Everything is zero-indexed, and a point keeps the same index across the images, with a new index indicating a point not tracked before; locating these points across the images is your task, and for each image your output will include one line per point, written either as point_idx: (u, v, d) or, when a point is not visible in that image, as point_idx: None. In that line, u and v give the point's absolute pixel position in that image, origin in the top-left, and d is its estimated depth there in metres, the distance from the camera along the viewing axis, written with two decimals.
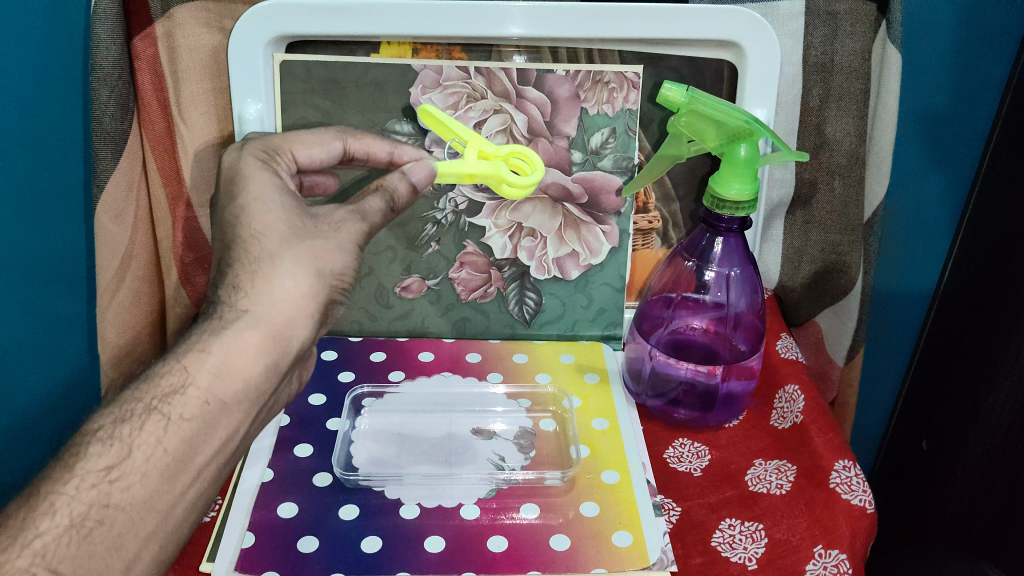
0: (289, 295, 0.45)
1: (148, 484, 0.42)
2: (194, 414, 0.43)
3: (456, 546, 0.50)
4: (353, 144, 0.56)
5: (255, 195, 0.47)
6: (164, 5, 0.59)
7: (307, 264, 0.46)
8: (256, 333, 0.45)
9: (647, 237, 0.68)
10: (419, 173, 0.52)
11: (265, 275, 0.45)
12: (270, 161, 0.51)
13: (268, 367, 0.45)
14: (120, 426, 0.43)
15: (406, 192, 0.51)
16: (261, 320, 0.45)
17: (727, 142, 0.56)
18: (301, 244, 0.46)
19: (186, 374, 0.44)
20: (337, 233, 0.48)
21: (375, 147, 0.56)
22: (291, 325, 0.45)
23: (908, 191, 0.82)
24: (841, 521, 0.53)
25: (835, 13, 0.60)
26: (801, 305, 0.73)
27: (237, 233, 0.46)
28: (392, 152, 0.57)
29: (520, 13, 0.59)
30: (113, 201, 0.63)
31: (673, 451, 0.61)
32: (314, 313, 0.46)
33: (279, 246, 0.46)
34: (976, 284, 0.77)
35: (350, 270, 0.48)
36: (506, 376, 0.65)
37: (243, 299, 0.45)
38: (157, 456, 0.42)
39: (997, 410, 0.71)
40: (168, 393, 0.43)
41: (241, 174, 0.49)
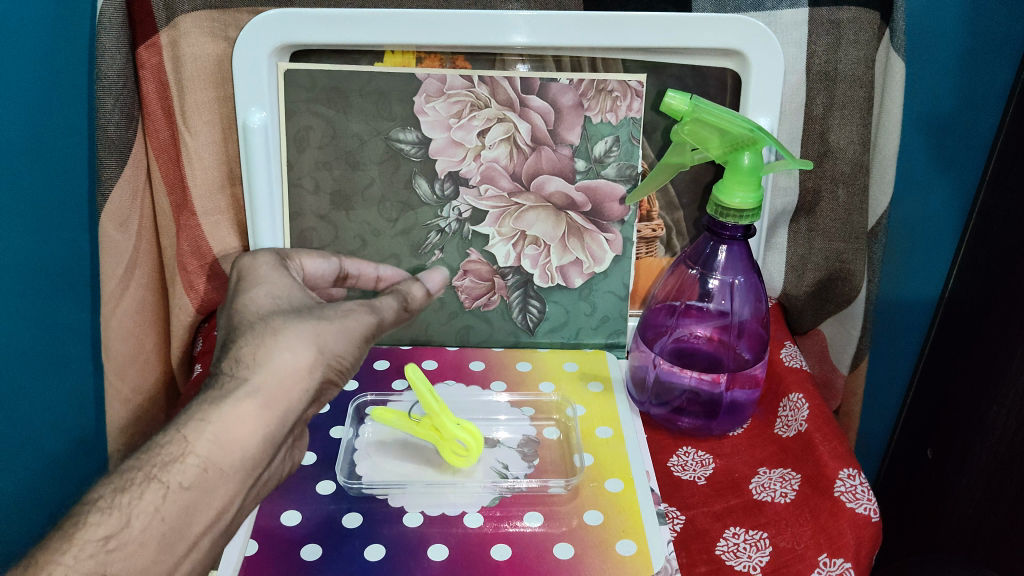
0: (288, 368, 0.45)
1: (146, 554, 0.40)
2: (193, 483, 0.41)
3: (460, 555, 0.50)
4: (347, 265, 0.58)
5: (264, 285, 0.49)
6: (169, 15, 0.59)
7: (308, 340, 0.46)
8: (254, 402, 0.44)
9: (651, 246, 0.69)
10: (433, 280, 0.58)
11: (267, 347, 0.45)
12: (283, 259, 0.52)
13: (266, 438, 0.44)
14: (120, 495, 0.40)
15: (421, 296, 0.55)
16: (260, 390, 0.44)
17: (730, 151, 0.56)
18: (302, 322, 0.46)
19: (186, 442, 0.42)
20: (345, 318, 0.47)
21: (366, 270, 0.59)
22: (288, 394, 0.45)
23: (913, 198, 0.82)
24: (846, 529, 0.53)
25: (839, 22, 0.60)
26: (805, 313, 0.72)
27: (240, 316, 0.47)
28: (379, 275, 0.60)
29: (523, 22, 0.59)
30: (118, 209, 0.64)
31: (677, 460, 0.61)
32: (310, 388, 0.45)
33: (282, 324, 0.46)
34: (980, 292, 0.77)
35: (350, 354, 0.47)
36: (510, 384, 0.65)
37: (243, 369, 0.44)
38: (154, 525, 0.40)
39: (1003, 418, 0.71)
40: (167, 462, 0.41)
41: (245, 266, 0.51)
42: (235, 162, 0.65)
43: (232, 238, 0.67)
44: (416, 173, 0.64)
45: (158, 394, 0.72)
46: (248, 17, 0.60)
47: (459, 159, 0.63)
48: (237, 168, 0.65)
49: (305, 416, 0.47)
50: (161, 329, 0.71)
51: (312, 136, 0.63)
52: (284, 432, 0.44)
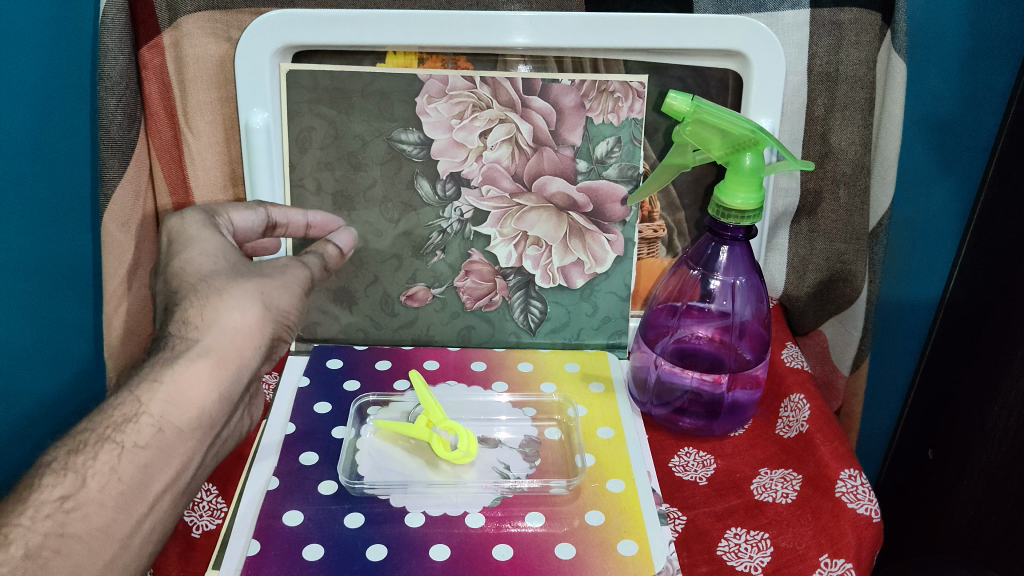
0: (237, 325, 0.50)
1: (104, 512, 0.44)
2: (148, 442, 0.46)
3: (462, 555, 0.50)
4: (275, 213, 0.62)
5: (204, 248, 0.53)
6: (172, 16, 0.59)
7: (253, 297, 0.51)
8: (206, 362, 0.48)
9: (652, 246, 0.69)
10: (344, 238, 0.64)
11: (215, 306, 0.50)
12: (211, 219, 0.57)
13: (220, 396, 0.49)
14: (74, 457, 0.45)
15: (335, 254, 0.64)
16: (211, 350, 0.49)
17: (732, 151, 0.56)
18: (244, 281, 0.52)
19: (139, 403, 0.46)
20: (281, 277, 0.54)
21: (295, 216, 0.63)
22: (241, 349, 0.50)
23: (915, 199, 0.82)
24: (848, 529, 0.53)
25: (840, 23, 0.60)
26: (806, 313, 0.72)
27: (184, 280, 0.51)
28: (308, 220, 0.64)
29: (525, 23, 0.59)
30: (120, 210, 0.63)
31: (678, 460, 0.61)
32: (259, 344, 0.51)
33: (226, 283, 0.51)
34: (981, 293, 0.77)
35: (289, 310, 0.54)
36: (511, 384, 0.65)
37: (193, 331, 0.49)
38: (112, 484, 0.45)
39: (1003, 419, 0.71)
40: (121, 423, 0.46)
41: (184, 233, 0.55)
42: (237, 163, 0.65)
43: None
44: (418, 174, 0.64)
45: None
46: (250, 18, 0.60)
47: (461, 159, 0.63)
48: (239, 168, 0.65)
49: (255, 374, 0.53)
50: None
51: (314, 136, 0.63)
52: (236, 389, 0.50)
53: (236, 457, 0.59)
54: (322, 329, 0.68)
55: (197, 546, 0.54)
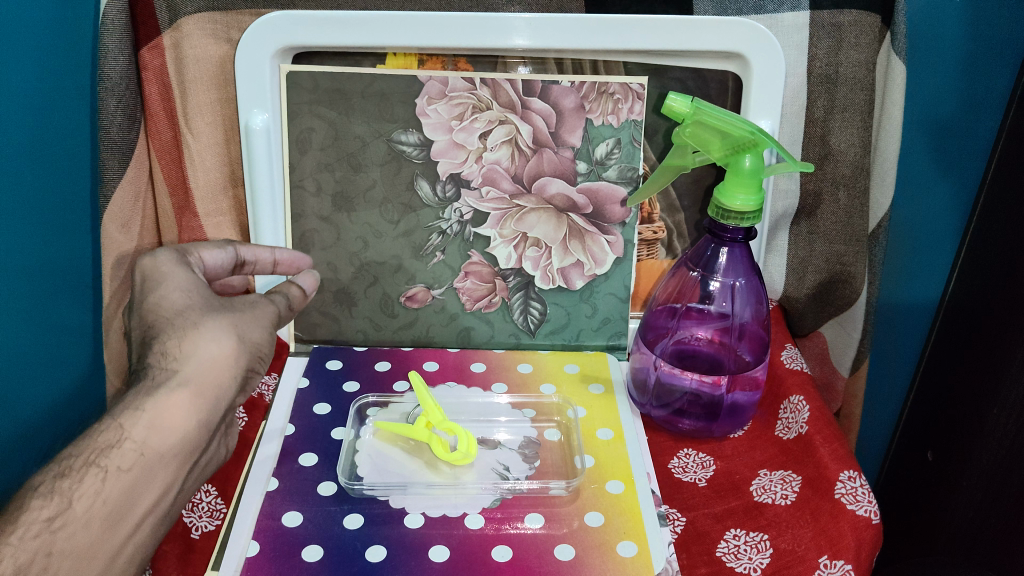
0: (214, 356, 0.49)
1: (89, 533, 0.44)
2: (131, 466, 0.45)
3: (461, 556, 0.50)
4: (244, 251, 0.58)
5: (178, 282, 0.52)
6: (172, 17, 0.59)
7: (228, 330, 0.50)
8: (185, 393, 0.47)
9: (652, 248, 0.69)
10: (307, 280, 0.61)
11: (193, 338, 0.49)
12: (183, 257, 0.54)
13: (201, 422, 0.48)
14: (60, 481, 0.44)
15: (299, 295, 0.60)
16: (190, 380, 0.48)
17: (731, 153, 0.56)
18: (219, 316, 0.51)
19: (121, 430, 0.45)
20: (253, 310, 0.53)
21: (262, 254, 0.59)
22: (220, 380, 0.49)
23: (915, 201, 0.82)
24: (847, 531, 0.53)
25: (840, 25, 0.60)
26: (806, 314, 0.72)
27: (158, 315, 0.50)
28: (275, 258, 0.60)
29: (524, 25, 0.59)
30: (119, 211, 0.64)
31: (678, 461, 0.61)
32: (235, 376, 0.50)
33: (201, 317, 0.50)
34: (980, 296, 0.77)
35: (264, 343, 0.53)
36: (511, 386, 0.65)
37: (172, 361, 0.48)
38: (97, 506, 0.45)
39: (1003, 421, 0.71)
40: (104, 448, 0.45)
41: (156, 269, 0.52)
42: (237, 164, 0.65)
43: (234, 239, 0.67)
44: (418, 175, 0.64)
45: None
46: (250, 19, 0.60)
47: (461, 161, 0.63)
48: (239, 169, 0.65)
49: (231, 405, 0.52)
50: None
51: (314, 137, 0.63)
52: (215, 418, 0.49)
53: (235, 457, 0.59)
54: (321, 330, 0.68)
55: (197, 548, 0.53)
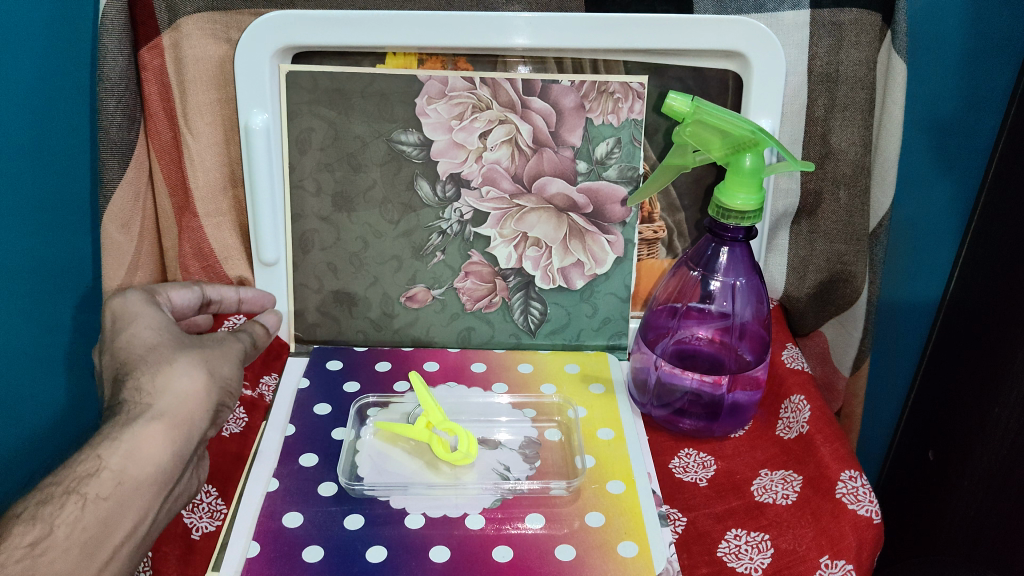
0: (187, 388, 0.51)
1: (68, 559, 0.44)
2: (110, 494, 0.46)
3: (462, 556, 0.50)
4: (209, 291, 0.64)
5: (148, 323, 0.55)
6: (171, 17, 0.59)
7: (199, 365, 0.52)
8: (161, 424, 0.49)
9: (653, 247, 0.69)
10: (270, 319, 0.63)
11: (165, 373, 0.51)
12: (153, 295, 0.59)
13: (176, 452, 0.49)
14: (41, 508, 0.45)
15: (263, 333, 0.61)
16: (164, 412, 0.49)
17: (732, 152, 0.56)
18: (189, 352, 0.53)
19: (99, 460, 0.46)
20: (222, 346, 0.55)
21: (228, 293, 0.65)
22: (193, 415, 0.50)
23: (916, 199, 0.82)
24: (848, 531, 0.53)
25: (840, 24, 0.60)
26: (807, 314, 0.72)
27: (130, 352, 0.53)
28: (239, 296, 0.65)
29: (524, 24, 0.59)
30: (119, 210, 0.64)
31: (679, 461, 0.61)
32: (208, 411, 0.52)
33: (172, 353, 0.53)
34: (981, 294, 0.77)
35: (234, 377, 0.55)
36: (511, 386, 0.64)
37: (146, 396, 0.50)
38: (77, 532, 0.45)
39: (1004, 420, 0.71)
40: (83, 477, 0.46)
41: (127, 308, 0.56)
42: (237, 163, 0.65)
43: (234, 239, 0.67)
44: (417, 175, 0.64)
45: None
46: (250, 19, 0.60)
47: (461, 160, 0.63)
48: (239, 169, 0.65)
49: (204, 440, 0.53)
50: None
51: (314, 137, 0.63)
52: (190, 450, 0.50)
53: (236, 458, 0.59)
54: (321, 330, 0.68)
55: (197, 549, 0.53)
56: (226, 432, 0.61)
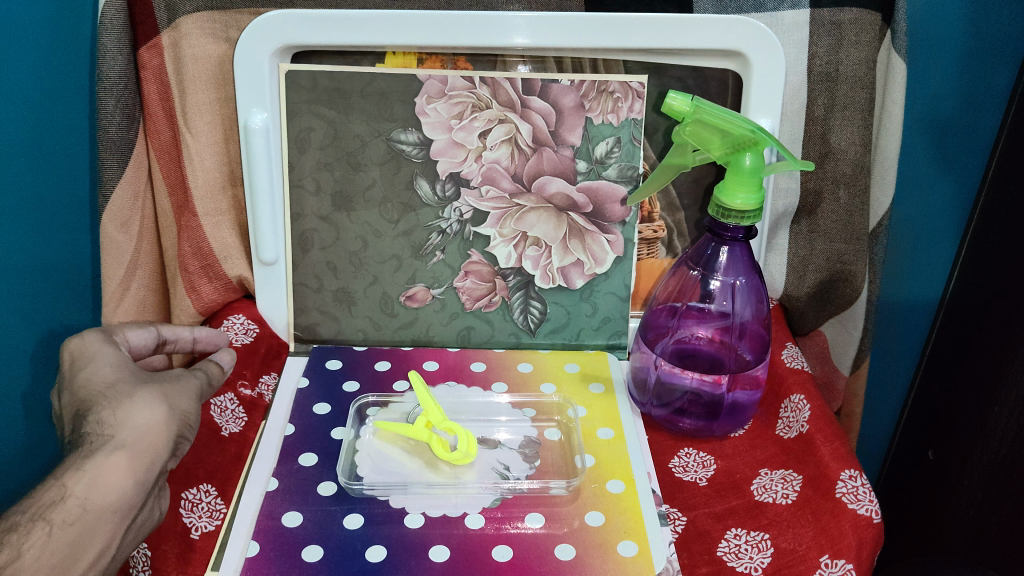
0: (149, 418, 0.49)
1: None
2: (75, 521, 0.45)
3: (461, 556, 0.50)
4: (165, 331, 0.59)
5: (107, 359, 0.53)
6: (170, 16, 0.59)
7: (158, 399, 0.51)
8: (123, 454, 0.47)
9: (652, 247, 0.69)
10: (225, 357, 0.60)
11: (127, 406, 0.49)
12: (110, 336, 0.56)
13: (140, 481, 0.47)
14: (7, 535, 0.43)
15: (219, 371, 0.59)
16: (127, 443, 0.48)
17: (732, 152, 0.56)
18: (147, 387, 0.52)
19: (64, 488, 0.45)
20: (181, 381, 0.54)
21: (183, 333, 0.60)
22: (155, 445, 0.49)
23: (916, 199, 0.82)
24: (848, 530, 0.53)
25: (840, 23, 0.60)
26: (806, 313, 0.72)
27: (88, 390, 0.51)
28: (194, 336, 0.61)
29: (524, 23, 0.59)
30: (118, 210, 0.65)
31: (678, 461, 0.61)
32: (169, 443, 0.50)
33: (132, 388, 0.51)
34: (980, 294, 0.77)
35: (195, 410, 0.53)
36: (511, 385, 0.64)
37: (108, 428, 0.48)
38: (45, 556, 0.44)
39: (1004, 420, 0.71)
40: (46, 506, 0.45)
41: (85, 351, 0.54)
42: (237, 163, 0.65)
43: (233, 238, 0.67)
44: (417, 174, 0.64)
45: None
46: (249, 18, 0.60)
47: (460, 160, 0.63)
48: (238, 169, 0.65)
49: (165, 473, 0.51)
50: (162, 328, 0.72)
51: (314, 137, 0.63)
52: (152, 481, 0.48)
53: (235, 457, 0.58)
54: (321, 329, 0.68)
55: (197, 548, 0.52)
56: (225, 431, 0.60)
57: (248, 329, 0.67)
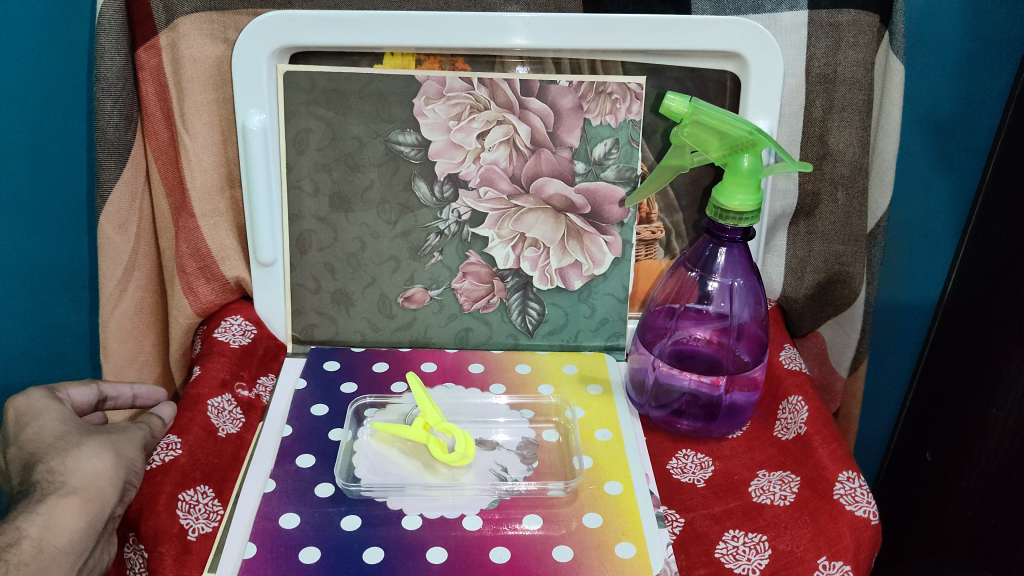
0: (97, 467, 0.53)
1: None
2: (30, 559, 0.49)
3: (458, 558, 0.50)
4: (106, 388, 0.63)
5: (53, 413, 0.57)
6: (169, 17, 0.59)
7: (106, 448, 0.55)
8: (74, 499, 0.51)
9: (650, 248, 0.69)
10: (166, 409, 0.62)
11: (76, 456, 0.53)
12: (54, 394, 0.59)
13: (91, 523, 0.51)
14: None
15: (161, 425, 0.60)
16: (78, 488, 0.52)
17: (729, 153, 0.56)
18: (95, 439, 0.55)
19: (19, 530, 0.50)
20: (127, 432, 0.57)
21: (123, 390, 0.64)
22: (103, 490, 0.52)
23: (915, 200, 0.82)
24: (846, 532, 0.53)
25: (838, 25, 0.60)
26: (804, 315, 0.72)
27: (39, 443, 0.55)
28: (134, 392, 0.65)
29: (523, 25, 0.59)
30: (116, 211, 0.65)
31: (676, 462, 0.61)
32: (117, 488, 0.53)
33: (80, 441, 0.55)
34: (979, 295, 0.77)
35: (139, 459, 0.56)
36: (509, 387, 0.64)
37: (60, 475, 0.52)
38: None
39: (1002, 421, 0.71)
40: (4, 546, 0.49)
41: (31, 406, 0.58)
42: (234, 164, 0.65)
43: (232, 240, 0.67)
44: (415, 175, 0.64)
45: None
46: (247, 19, 0.60)
47: (458, 161, 0.63)
48: (236, 170, 0.65)
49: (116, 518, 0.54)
50: (160, 330, 0.72)
51: (311, 138, 0.63)
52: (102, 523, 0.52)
53: (231, 459, 0.58)
54: (319, 331, 0.68)
55: (193, 550, 0.52)
56: (223, 432, 0.59)
57: (246, 330, 0.67)
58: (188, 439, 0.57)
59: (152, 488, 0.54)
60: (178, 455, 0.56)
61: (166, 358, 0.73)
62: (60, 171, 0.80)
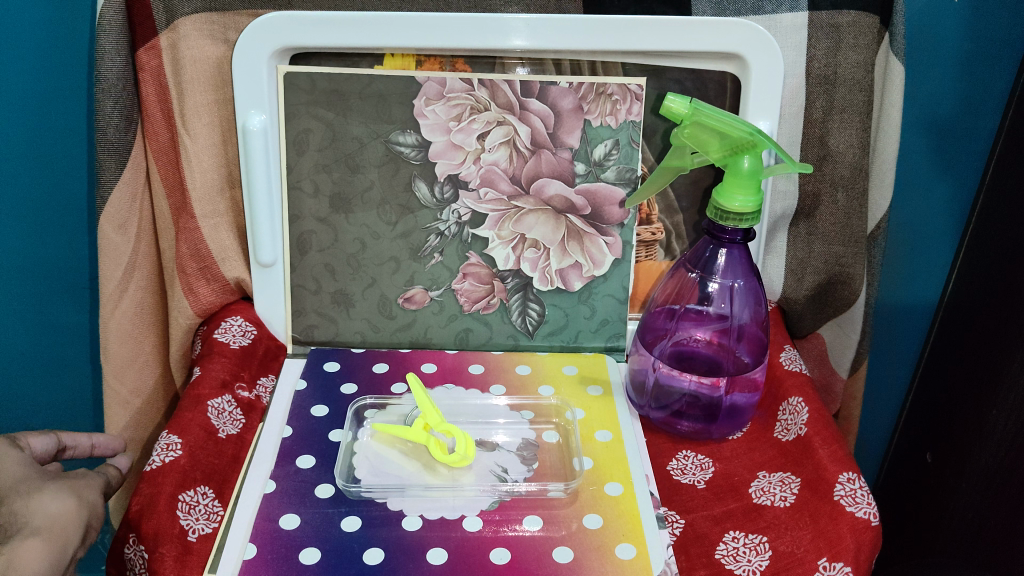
0: (58, 508, 0.52)
1: None
2: None
3: (458, 559, 0.50)
4: (65, 437, 0.61)
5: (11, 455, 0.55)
6: (169, 18, 0.59)
7: (66, 492, 0.54)
8: (37, 539, 0.49)
9: (650, 250, 0.69)
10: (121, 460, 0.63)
11: (37, 497, 0.52)
12: (13, 441, 0.56)
13: (53, 562, 0.50)
14: None
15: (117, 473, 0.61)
16: (42, 528, 0.50)
17: (729, 154, 0.56)
18: (53, 483, 0.54)
19: None
20: (85, 477, 0.57)
21: (81, 439, 0.62)
22: (67, 530, 0.51)
23: (915, 202, 0.81)
24: (846, 533, 0.53)
25: (838, 26, 0.61)
26: (804, 317, 0.72)
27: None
28: (92, 442, 0.62)
29: (523, 25, 0.59)
30: (116, 212, 0.65)
31: (677, 463, 0.61)
32: (80, 529, 0.52)
33: (40, 483, 0.53)
34: (979, 296, 0.77)
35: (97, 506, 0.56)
36: (509, 388, 0.64)
37: (21, 517, 0.50)
38: None
39: (1002, 422, 0.71)
40: None
41: None
42: (235, 165, 0.65)
43: (232, 241, 0.67)
44: (416, 176, 0.64)
45: (159, 396, 0.73)
46: (247, 20, 0.60)
47: (459, 162, 0.63)
48: (236, 171, 0.65)
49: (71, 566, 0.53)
50: (161, 330, 0.72)
51: (312, 139, 0.63)
52: (64, 565, 0.50)
53: (231, 460, 0.58)
54: (319, 331, 0.68)
55: (194, 550, 0.52)
56: (223, 433, 0.59)
57: (246, 331, 0.67)
58: (187, 439, 0.57)
59: (151, 489, 0.53)
60: (178, 455, 0.55)
61: (166, 359, 0.73)
62: (60, 173, 0.80)
